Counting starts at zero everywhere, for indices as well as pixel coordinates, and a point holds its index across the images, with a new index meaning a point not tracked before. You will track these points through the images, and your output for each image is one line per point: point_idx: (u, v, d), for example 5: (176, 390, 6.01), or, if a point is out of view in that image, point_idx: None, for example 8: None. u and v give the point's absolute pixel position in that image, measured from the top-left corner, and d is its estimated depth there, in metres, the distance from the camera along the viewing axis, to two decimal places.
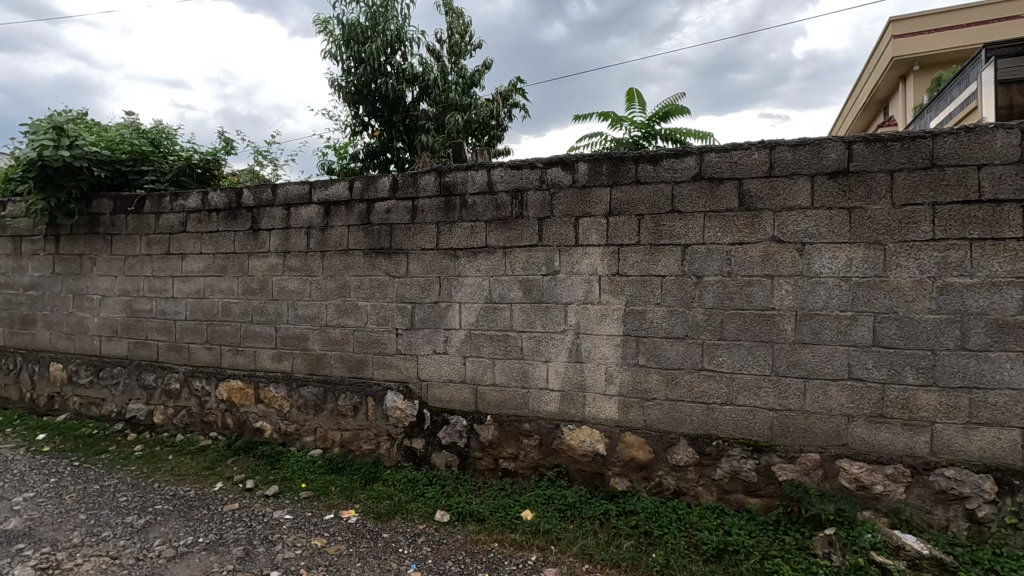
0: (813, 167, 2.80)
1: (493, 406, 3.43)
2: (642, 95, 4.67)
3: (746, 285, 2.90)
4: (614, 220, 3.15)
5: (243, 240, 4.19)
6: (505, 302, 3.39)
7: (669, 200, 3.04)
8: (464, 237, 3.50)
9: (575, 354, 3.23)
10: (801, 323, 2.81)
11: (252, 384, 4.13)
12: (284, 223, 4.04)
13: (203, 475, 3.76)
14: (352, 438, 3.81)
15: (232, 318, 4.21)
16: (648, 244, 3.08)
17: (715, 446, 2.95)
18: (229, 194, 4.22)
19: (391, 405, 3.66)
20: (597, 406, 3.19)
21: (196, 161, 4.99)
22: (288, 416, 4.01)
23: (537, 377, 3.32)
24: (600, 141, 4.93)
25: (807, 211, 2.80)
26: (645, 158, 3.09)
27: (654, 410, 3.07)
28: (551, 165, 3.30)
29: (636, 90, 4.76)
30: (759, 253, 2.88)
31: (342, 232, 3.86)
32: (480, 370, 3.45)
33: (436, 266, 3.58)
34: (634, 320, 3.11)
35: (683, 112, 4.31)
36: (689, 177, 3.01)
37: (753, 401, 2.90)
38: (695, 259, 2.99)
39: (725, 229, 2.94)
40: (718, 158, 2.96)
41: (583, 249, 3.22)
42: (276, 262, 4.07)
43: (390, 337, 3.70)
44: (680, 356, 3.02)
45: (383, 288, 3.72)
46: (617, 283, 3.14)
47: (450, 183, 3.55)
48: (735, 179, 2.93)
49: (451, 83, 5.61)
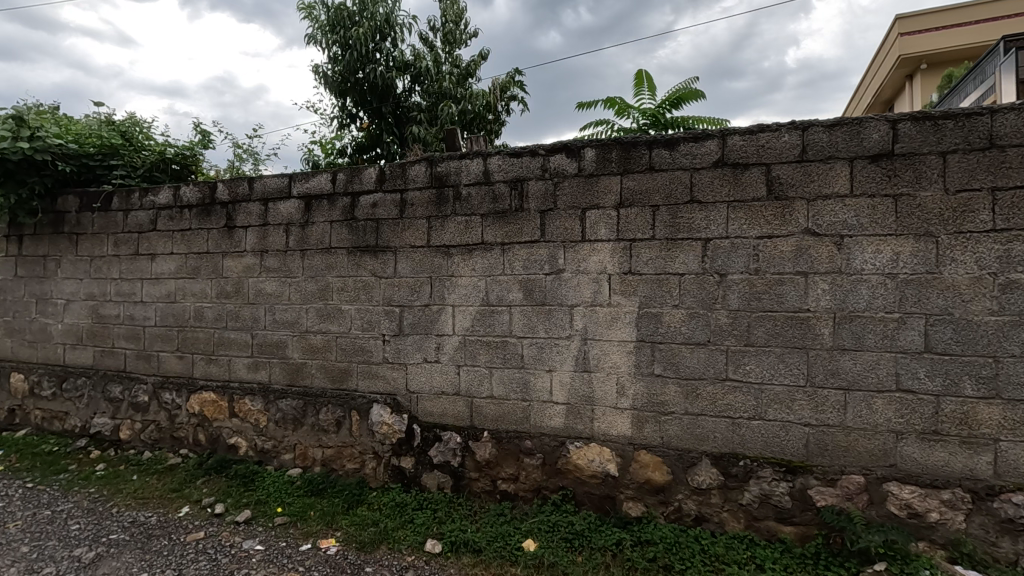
0: (852, 150, 2.47)
1: (491, 422, 3.07)
2: (650, 80, 4.34)
3: (776, 284, 2.57)
4: (625, 212, 2.82)
5: (216, 239, 3.84)
6: (505, 304, 3.04)
7: (688, 189, 2.71)
8: (457, 233, 3.16)
9: (582, 363, 2.88)
10: (841, 327, 2.47)
11: (225, 396, 3.76)
12: (261, 220, 3.70)
13: (168, 499, 3.39)
14: (335, 456, 3.44)
15: (204, 324, 3.85)
16: (664, 239, 2.74)
17: (743, 466, 2.60)
18: (203, 188, 3.88)
19: (377, 420, 3.30)
20: (607, 421, 2.84)
21: (170, 155, 4.62)
22: (265, 431, 3.64)
23: (539, 389, 2.97)
24: (605, 132, 4.60)
25: (846, 200, 2.47)
26: (660, 142, 2.77)
27: (672, 426, 2.72)
28: (553, 152, 2.97)
29: (643, 76, 4.43)
30: (792, 248, 2.55)
31: (325, 229, 3.51)
32: (476, 381, 3.10)
33: (427, 265, 3.23)
34: (647, 324, 2.77)
35: (697, 98, 3.96)
36: (711, 163, 2.68)
37: (785, 415, 2.55)
38: (718, 255, 2.65)
39: (752, 222, 2.61)
40: (743, 142, 2.64)
41: (591, 245, 2.88)
42: (253, 262, 3.72)
43: (377, 344, 3.34)
44: (701, 364, 2.68)
45: (369, 289, 3.37)
46: (629, 283, 2.80)
47: (442, 174, 3.22)
48: (762, 164, 2.60)
49: (444, 73, 5.28)
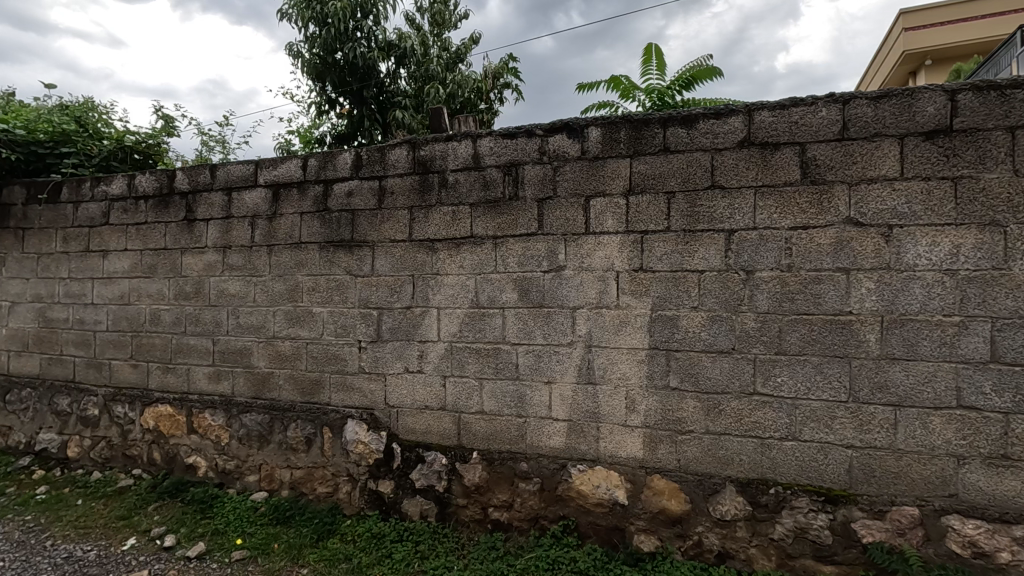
0: (903, 126, 2.12)
1: (481, 441, 2.69)
2: (662, 54, 3.90)
3: (812, 282, 2.21)
4: (636, 200, 2.45)
5: (175, 233, 3.43)
6: (497, 306, 2.66)
7: (709, 173, 2.35)
8: (443, 225, 2.78)
9: (586, 373, 2.51)
10: (890, 332, 2.11)
11: (183, 410, 3.34)
12: (224, 212, 3.30)
13: (113, 529, 2.97)
14: (304, 478, 3.03)
15: (161, 328, 3.44)
16: (680, 232, 2.38)
17: (774, 495, 2.23)
18: (160, 176, 3.48)
19: (351, 438, 2.91)
20: (615, 440, 2.46)
21: (129, 143, 4.21)
22: (227, 450, 3.23)
23: (537, 404, 2.59)
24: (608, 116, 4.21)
25: (895, 184, 2.12)
26: (676, 119, 2.40)
27: (690, 447, 2.36)
28: (553, 132, 2.60)
29: (653, 48, 3.99)
30: (830, 240, 2.19)
31: (294, 222, 3.12)
32: (464, 394, 2.72)
33: (409, 261, 2.85)
34: (661, 328, 2.40)
35: (713, 75, 3.54)
36: (735, 143, 2.32)
37: (823, 436, 2.19)
38: (744, 250, 2.29)
39: (784, 211, 2.25)
40: (772, 118, 2.28)
41: (596, 238, 2.50)
42: (214, 259, 3.32)
43: (352, 351, 2.95)
44: (725, 376, 2.31)
45: (343, 289, 2.98)
46: (641, 281, 2.43)
47: (425, 158, 2.84)
48: (795, 144, 2.25)
49: (432, 56, 4.92)
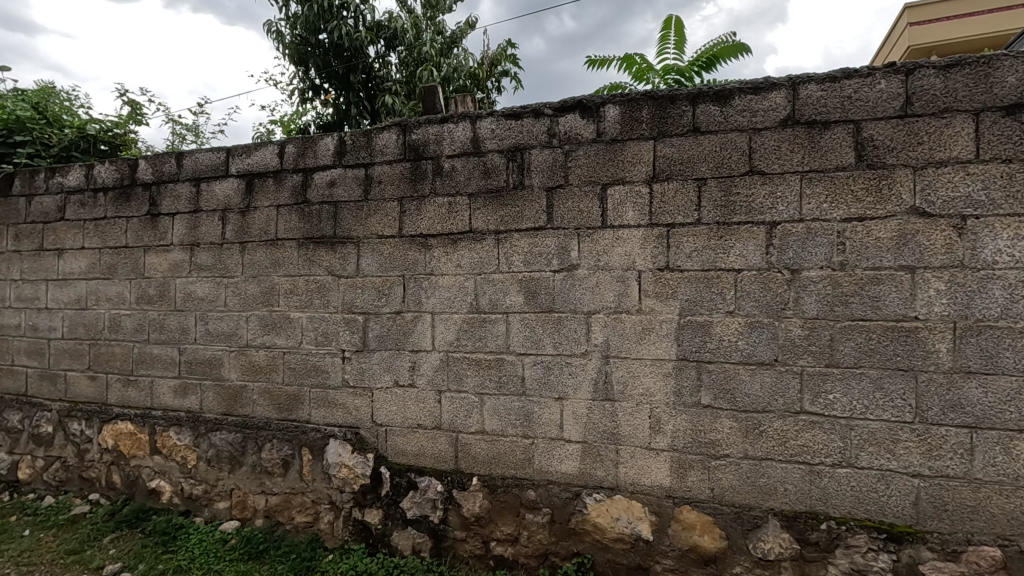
0: (978, 99, 1.81)
1: (482, 465, 2.35)
2: (683, 24, 3.52)
3: (870, 282, 1.89)
4: (661, 188, 2.12)
5: (137, 229, 3.07)
6: (500, 311, 2.33)
7: (745, 157, 2.03)
8: (438, 219, 2.45)
9: (604, 389, 2.18)
10: (964, 341, 1.80)
11: (146, 428, 2.97)
12: (191, 205, 2.94)
13: (61, 566, 2.61)
14: (281, 505, 2.68)
15: (121, 336, 3.07)
16: (713, 225, 2.06)
17: (826, 531, 1.92)
18: (121, 166, 3.11)
19: (334, 461, 2.56)
20: (637, 466, 2.14)
21: (92, 132, 3.83)
22: (193, 472, 2.86)
23: (547, 423, 2.25)
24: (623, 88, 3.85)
25: (968, 168, 1.81)
26: (707, 95, 2.08)
27: (725, 475, 2.04)
28: (563, 112, 2.28)
29: (673, 17, 3.62)
30: (892, 233, 1.87)
31: (269, 216, 2.77)
32: (462, 412, 2.38)
33: (398, 260, 2.51)
34: (691, 337, 2.08)
35: (739, 49, 3.17)
36: (777, 123, 2.00)
37: (884, 462, 1.87)
38: (788, 245, 1.98)
39: (835, 200, 1.93)
40: (822, 92, 1.96)
41: (614, 232, 2.18)
42: (181, 258, 2.95)
43: (335, 363, 2.60)
44: (766, 392, 2.00)
45: (324, 292, 2.64)
46: (667, 282, 2.10)
47: (418, 143, 2.50)
48: (848, 122, 1.93)
49: (426, 39, 4.59)
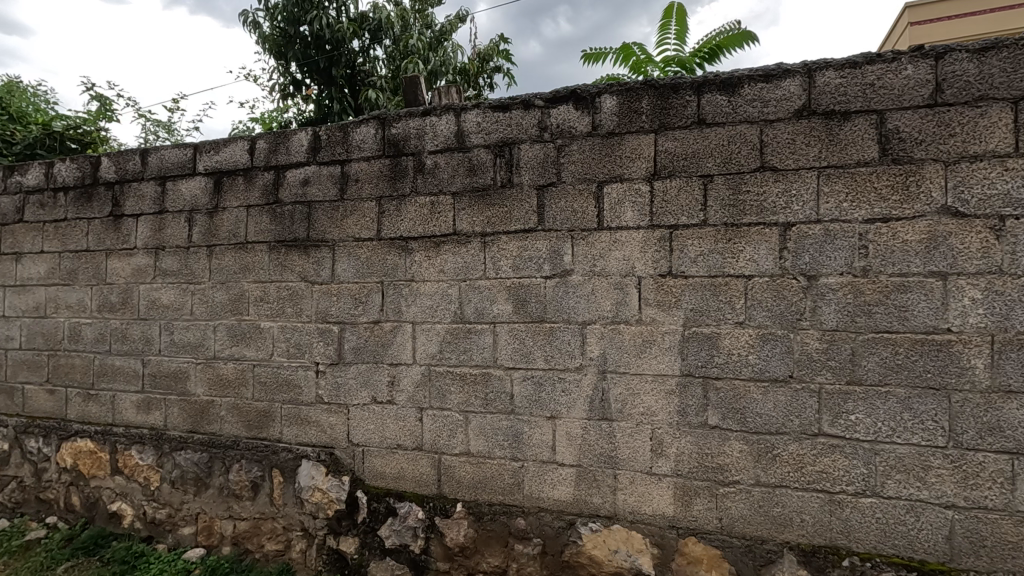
0: (1017, 86, 1.63)
1: (467, 490, 2.15)
2: (683, 11, 3.31)
3: (898, 290, 1.70)
4: (663, 186, 1.93)
5: (99, 232, 2.85)
6: (487, 321, 2.13)
7: (756, 152, 1.84)
8: (419, 220, 2.24)
9: (600, 408, 1.98)
10: (1003, 357, 1.61)
11: (106, 446, 2.75)
12: (156, 206, 2.73)
13: None
14: (250, 532, 2.46)
15: (82, 347, 2.85)
16: (721, 226, 1.86)
17: (848, 569, 1.72)
18: (82, 164, 2.90)
19: (306, 484, 2.35)
20: (636, 493, 1.94)
21: (58, 129, 3.60)
22: (157, 495, 2.64)
23: (538, 445, 2.05)
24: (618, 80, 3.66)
25: (1007, 163, 1.62)
26: (713, 84, 1.89)
27: (734, 503, 1.84)
28: (556, 103, 2.08)
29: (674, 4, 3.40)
30: (921, 235, 1.68)
31: (239, 217, 2.56)
32: (446, 431, 2.17)
33: (377, 265, 2.30)
34: (696, 350, 1.88)
35: (745, 38, 2.95)
36: (791, 113, 1.81)
37: (914, 491, 1.68)
38: (804, 249, 1.78)
39: (856, 199, 1.74)
40: (841, 80, 1.77)
41: (611, 234, 1.98)
42: (145, 263, 2.74)
43: (308, 377, 2.39)
44: (780, 412, 1.80)
45: (297, 300, 2.43)
46: (670, 289, 1.90)
47: (398, 138, 2.30)
48: (871, 112, 1.74)
49: (413, 33, 4.43)
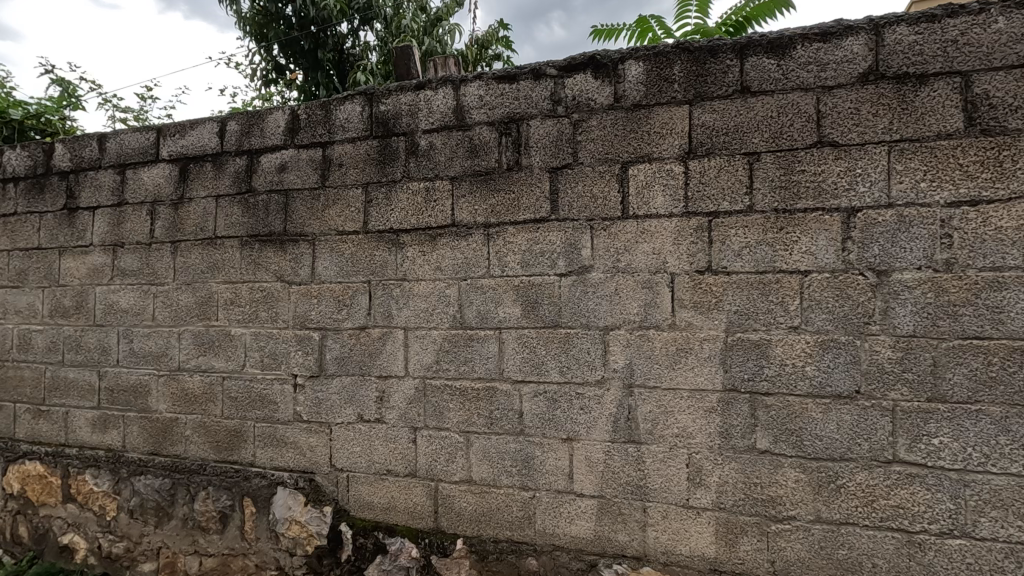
0: None
1: (469, 524, 1.84)
2: None
3: (991, 287, 1.40)
4: (700, 166, 1.63)
5: (52, 228, 2.53)
6: (491, 327, 1.82)
7: (812, 124, 1.55)
8: (412, 210, 1.94)
9: (626, 429, 1.67)
10: None
11: (57, 471, 2.42)
12: (115, 197, 2.42)
13: None
14: (218, 569, 2.14)
15: (32, 357, 2.53)
16: (770, 213, 1.57)
17: None
18: (34, 151, 2.58)
19: (282, 516, 2.04)
20: (671, 530, 1.63)
21: (16, 117, 3.27)
22: (114, 526, 2.32)
23: (552, 471, 1.75)
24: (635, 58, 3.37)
25: None
26: (760, 44, 1.60)
27: (790, 544, 1.54)
28: (571, 72, 1.78)
29: None
30: (1020, 221, 1.39)
31: (207, 209, 2.25)
32: (443, 455, 1.86)
33: (363, 262, 1.99)
34: (742, 360, 1.58)
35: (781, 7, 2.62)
36: (854, 78, 1.52)
37: (1015, 531, 1.38)
38: (873, 239, 1.49)
39: (937, 178, 1.45)
40: (915, 37, 1.48)
41: (638, 224, 1.68)
42: (102, 262, 2.42)
43: (285, 392, 2.08)
44: (845, 434, 1.50)
45: (272, 303, 2.12)
46: (709, 289, 1.61)
47: (387, 116, 2.00)
48: (954, 75, 1.45)
49: (406, 13, 4.18)
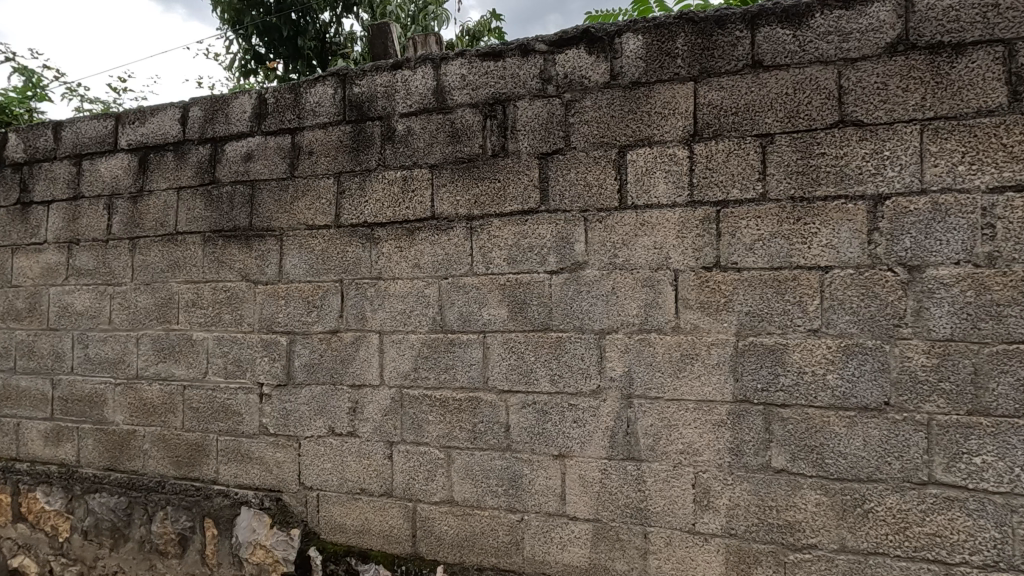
0: None
1: (450, 549, 1.65)
2: None
3: None
4: (706, 149, 1.46)
5: (4, 224, 2.34)
6: (475, 330, 1.64)
7: (833, 101, 1.37)
8: (388, 201, 1.76)
9: (625, 445, 1.49)
10: None
11: (7, 488, 2.23)
12: (70, 190, 2.23)
13: None
14: None
15: None
16: (786, 202, 1.39)
17: None
18: None
19: (246, 540, 1.86)
20: (675, 559, 1.45)
21: None
22: (66, 548, 2.13)
23: (543, 492, 1.56)
24: None
25: None
26: (773, 13, 1.42)
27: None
28: (562, 47, 1.61)
29: None
30: None
31: (167, 202, 2.07)
32: (422, 472, 1.68)
33: (335, 260, 1.81)
34: (755, 368, 1.40)
35: None
36: (880, 49, 1.35)
37: None
38: (904, 231, 1.31)
39: (977, 160, 1.27)
40: (951, 1, 1.31)
41: (637, 215, 1.50)
42: (56, 261, 2.24)
43: (250, 402, 1.89)
44: (873, 452, 1.32)
45: (237, 305, 1.93)
46: (717, 287, 1.43)
47: (361, 98, 1.82)
48: (995, 43, 1.28)
49: None
